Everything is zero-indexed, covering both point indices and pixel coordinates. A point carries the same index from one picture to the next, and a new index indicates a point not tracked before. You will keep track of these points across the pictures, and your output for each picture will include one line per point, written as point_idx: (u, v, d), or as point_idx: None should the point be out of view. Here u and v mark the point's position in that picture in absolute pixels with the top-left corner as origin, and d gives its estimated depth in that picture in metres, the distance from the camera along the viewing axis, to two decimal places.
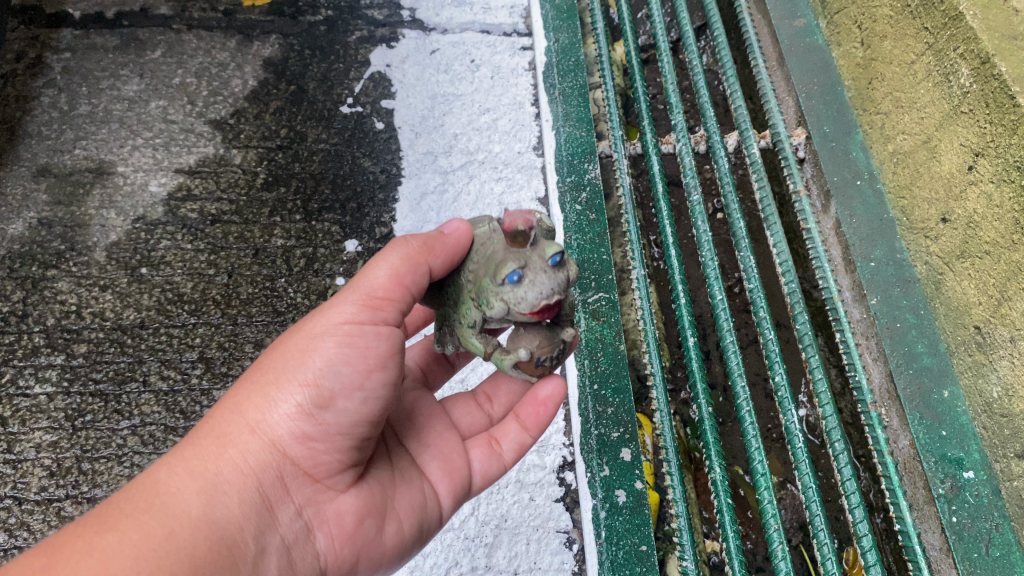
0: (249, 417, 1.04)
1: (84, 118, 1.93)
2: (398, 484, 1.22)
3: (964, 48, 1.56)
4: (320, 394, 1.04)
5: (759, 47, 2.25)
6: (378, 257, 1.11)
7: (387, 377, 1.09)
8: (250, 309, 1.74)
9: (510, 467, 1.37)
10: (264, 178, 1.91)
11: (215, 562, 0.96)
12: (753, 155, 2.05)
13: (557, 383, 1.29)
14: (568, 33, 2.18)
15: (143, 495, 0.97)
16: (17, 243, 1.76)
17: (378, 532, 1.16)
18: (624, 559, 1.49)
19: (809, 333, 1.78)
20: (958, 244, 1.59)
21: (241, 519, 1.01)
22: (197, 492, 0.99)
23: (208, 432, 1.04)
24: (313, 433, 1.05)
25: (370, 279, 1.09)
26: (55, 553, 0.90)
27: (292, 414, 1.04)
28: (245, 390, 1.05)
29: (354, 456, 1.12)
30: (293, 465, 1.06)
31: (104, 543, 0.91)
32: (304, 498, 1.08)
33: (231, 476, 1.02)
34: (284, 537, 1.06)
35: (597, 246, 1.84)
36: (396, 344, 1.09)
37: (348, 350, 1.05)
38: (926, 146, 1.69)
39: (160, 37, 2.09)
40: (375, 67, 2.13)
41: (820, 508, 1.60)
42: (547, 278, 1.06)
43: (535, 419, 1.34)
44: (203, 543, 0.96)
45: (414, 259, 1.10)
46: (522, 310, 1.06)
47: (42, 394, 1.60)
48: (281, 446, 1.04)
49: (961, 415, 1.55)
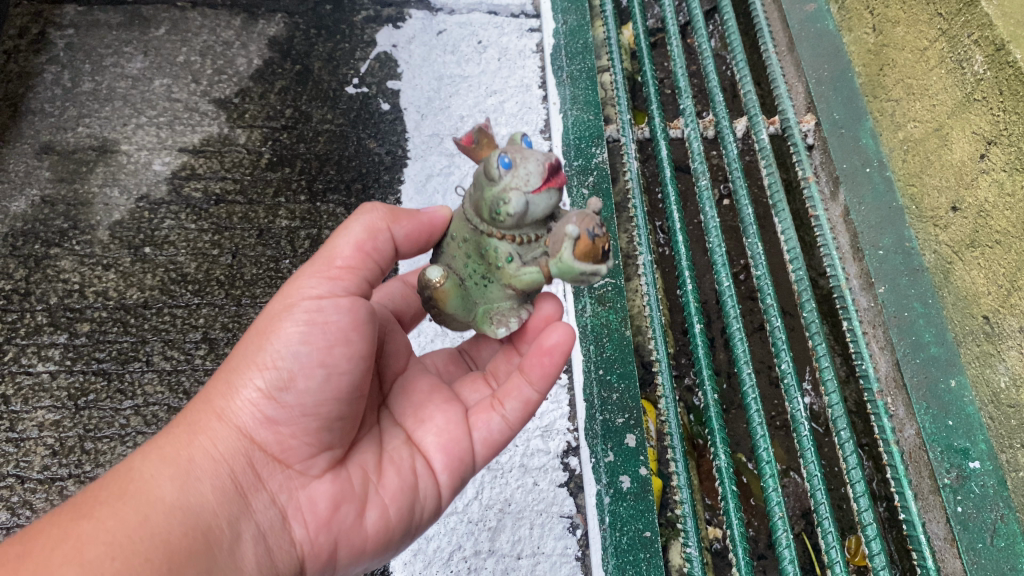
0: (216, 405, 1.05)
1: (87, 96, 1.91)
2: (384, 467, 1.19)
3: (978, 35, 1.55)
4: (279, 376, 1.03)
5: (769, 32, 2.23)
6: (341, 230, 1.15)
7: (352, 352, 1.08)
8: (254, 289, 1.73)
9: (516, 432, 1.30)
10: (268, 158, 1.90)
11: (191, 547, 0.94)
12: (762, 140, 2.03)
13: (565, 327, 1.24)
14: (577, 15, 2.16)
15: (118, 482, 0.96)
16: (20, 221, 1.75)
17: (357, 517, 1.13)
18: (628, 545, 1.49)
19: (817, 321, 1.77)
20: (968, 233, 1.57)
21: (215, 506, 1.00)
22: (169, 478, 0.98)
23: (179, 425, 1.05)
24: (276, 415, 1.05)
25: (332, 254, 1.13)
26: (31, 540, 0.88)
27: (253, 398, 1.04)
28: (214, 381, 1.07)
29: (326, 439, 1.11)
30: (261, 451, 1.06)
31: (78, 531, 0.88)
32: (277, 486, 1.08)
33: (203, 463, 1.02)
34: (260, 524, 1.04)
35: (604, 231, 1.82)
36: (358, 318, 1.09)
37: (307, 330, 1.05)
38: (938, 133, 1.67)
39: (164, 15, 2.07)
40: (381, 47, 2.11)
41: (825, 496, 1.59)
42: (532, 154, 1.08)
43: (540, 370, 1.27)
44: (177, 528, 0.93)
45: (376, 227, 1.16)
46: (534, 184, 1.06)
47: (44, 372, 1.59)
48: (247, 432, 1.05)
49: (968, 404, 1.53)
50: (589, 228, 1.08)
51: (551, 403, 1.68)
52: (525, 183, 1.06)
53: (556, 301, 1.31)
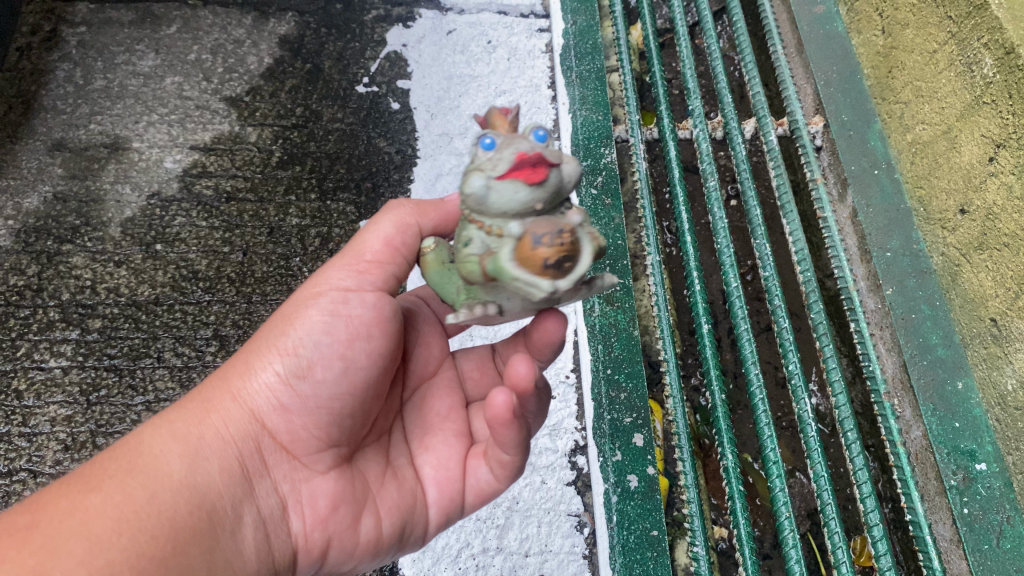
0: (233, 385, 1.06)
1: (99, 94, 1.93)
2: (384, 479, 1.19)
3: (988, 38, 1.55)
4: (298, 363, 1.05)
5: (777, 33, 2.24)
6: (371, 224, 1.13)
7: (372, 351, 1.09)
8: (265, 287, 1.74)
9: (508, 487, 1.24)
10: (279, 156, 1.91)
11: (196, 525, 0.95)
12: (771, 142, 2.04)
13: (507, 398, 1.06)
14: (587, 15, 2.16)
15: (129, 455, 0.97)
16: (33, 217, 1.76)
17: (353, 522, 1.13)
18: (635, 543, 1.49)
19: (824, 322, 1.77)
20: (976, 236, 1.58)
21: (221, 486, 1.01)
22: (179, 454, 0.99)
23: (194, 401, 1.07)
24: (290, 404, 1.07)
25: (362, 247, 1.12)
26: (40, 510, 0.88)
27: (271, 383, 1.06)
28: (235, 360, 1.09)
29: (335, 437, 1.11)
30: (271, 439, 1.08)
31: (87, 503, 0.89)
32: (281, 474, 1.09)
33: (213, 443, 1.03)
34: (261, 510, 1.05)
35: (613, 231, 1.83)
36: (383, 312, 1.10)
37: (331, 320, 1.06)
38: (947, 136, 1.67)
39: (176, 13, 2.08)
40: (391, 46, 2.12)
41: (831, 496, 1.59)
42: (524, 141, 1.00)
43: (505, 441, 1.13)
44: (183, 505, 0.95)
45: (406, 220, 1.14)
46: (500, 169, 0.97)
47: (57, 367, 1.60)
48: (260, 417, 1.07)
49: (974, 407, 1.54)
50: (539, 233, 0.94)
51: (560, 402, 1.68)
52: (491, 167, 0.98)
53: (528, 362, 1.07)
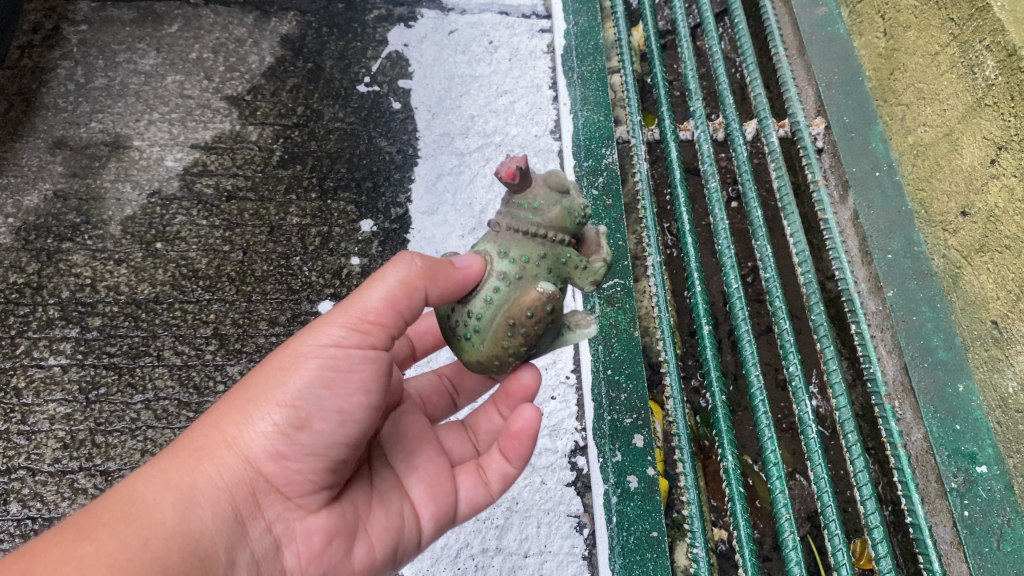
0: (227, 432, 1.01)
1: (100, 92, 1.93)
2: (375, 506, 1.17)
3: (990, 40, 1.55)
4: (297, 415, 1.00)
5: (779, 35, 2.25)
6: (377, 278, 1.05)
7: (368, 401, 1.05)
8: (265, 286, 1.74)
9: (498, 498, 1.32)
10: (280, 155, 1.91)
11: (188, 574, 0.91)
12: (772, 144, 2.04)
13: (531, 414, 1.23)
14: (588, 16, 2.17)
15: (119, 505, 0.92)
16: (33, 215, 1.75)
17: (346, 554, 1.11)
18: (635, 545, 1.49)
19: (825, 324, 1.78)
20: (977, 238, 1.57)
21: (215, 532, 0.96)
22: (173, 502, 0.95)
23: (185, 445, 1.00)
24: (287, 451, 1.02)
25: (363, 305, 1.04)
26: (32, 559, 0.85)
27: (267, 432, 1.00)
28: (226, 406, 1.02)
29: (329, 477, 1.08)
30: (266, 483, 1.02)
31: (81, 551, 0.86)
32: (275, 515, 1.04)
33: (206, 490, 0.98)
34: (254, 552, 1.01)
35: (614, 231, 1.83)
36: (380, 365, 1.06)
37: (331, 373, 1.01)
38: (948, 138, 1.67)
39: (177, 12, 2.08)
40: (393, 46, 2.12)
41: (832, 498, 1.59)
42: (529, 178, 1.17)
43: (516, 452, 1.27)
44: (177, 554, 0.91)
45: (412, 282, 1.05)
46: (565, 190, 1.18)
47: (56, 365, 1.60)
48: (256, 463, 1.01)
49: (975, 410, 1.53)
50: None
51: (559, 402, 1.68)
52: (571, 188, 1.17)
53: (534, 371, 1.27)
